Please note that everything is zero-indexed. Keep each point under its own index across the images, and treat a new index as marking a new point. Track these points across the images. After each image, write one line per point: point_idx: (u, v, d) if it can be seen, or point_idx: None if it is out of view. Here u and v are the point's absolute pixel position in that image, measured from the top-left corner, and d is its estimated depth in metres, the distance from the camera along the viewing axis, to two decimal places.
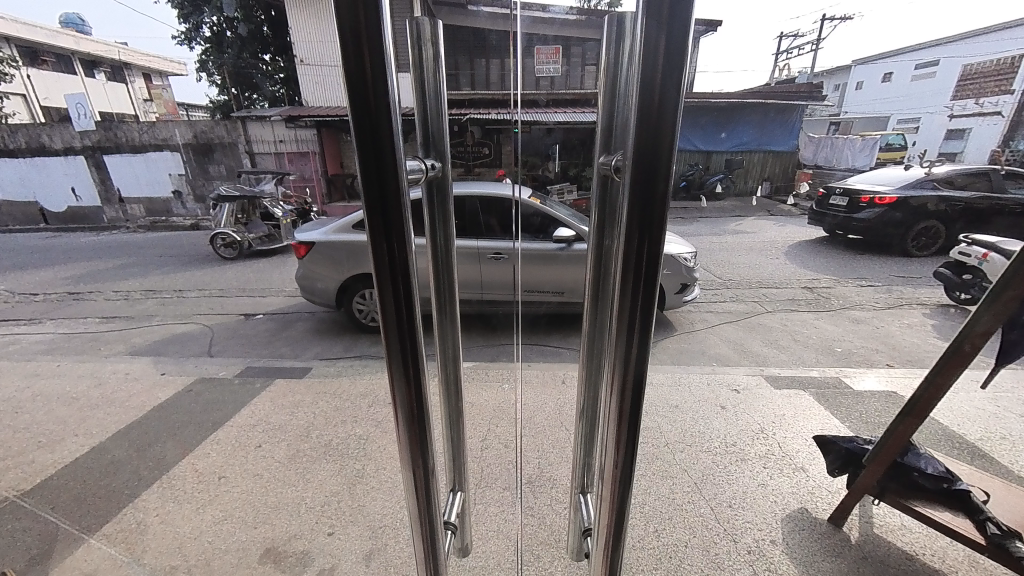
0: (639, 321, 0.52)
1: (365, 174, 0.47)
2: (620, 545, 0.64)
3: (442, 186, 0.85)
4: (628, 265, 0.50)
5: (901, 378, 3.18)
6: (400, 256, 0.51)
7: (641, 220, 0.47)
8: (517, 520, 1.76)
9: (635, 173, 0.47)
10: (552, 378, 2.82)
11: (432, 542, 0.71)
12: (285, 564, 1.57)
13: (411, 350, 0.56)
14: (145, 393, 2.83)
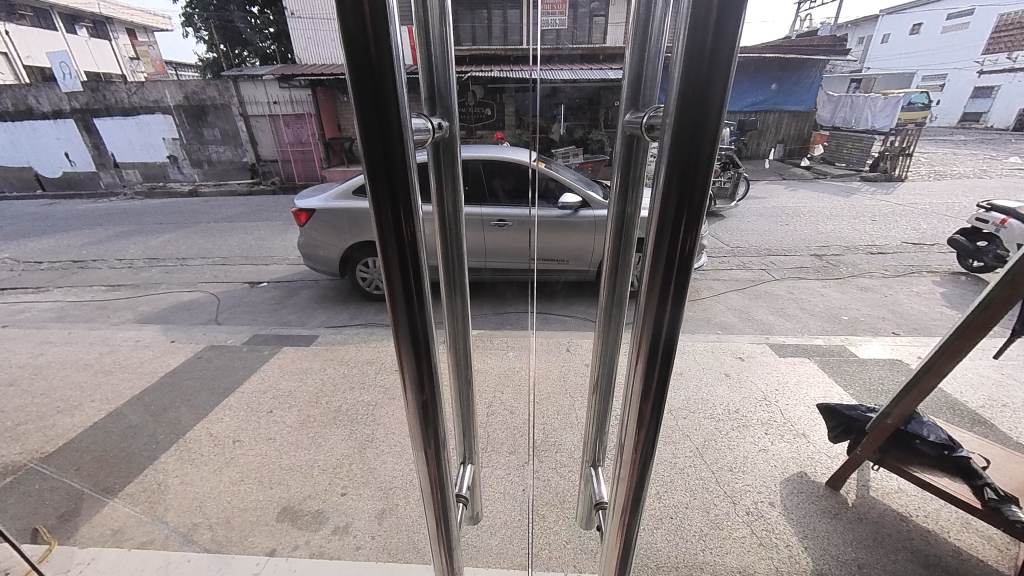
0: (671, 298, 0.48)
1: (365, 135, 0.42)
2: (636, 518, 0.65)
3: (449, 149, 0.79)
4: (661, 238, 0.46)
5: (906, 346, 3.18)
6: (406, 226, 0.47)
7: (681, 189, 0.43)
8: (523, 483, 1.82)
9: (679, 131, 0.41)
10: (557, 346, 2.84)
11: (443, 511, 0.72)
12: (302, 522, 1.65)
13: (419, 325, 0.53)
14: (156, 359, 2.88)
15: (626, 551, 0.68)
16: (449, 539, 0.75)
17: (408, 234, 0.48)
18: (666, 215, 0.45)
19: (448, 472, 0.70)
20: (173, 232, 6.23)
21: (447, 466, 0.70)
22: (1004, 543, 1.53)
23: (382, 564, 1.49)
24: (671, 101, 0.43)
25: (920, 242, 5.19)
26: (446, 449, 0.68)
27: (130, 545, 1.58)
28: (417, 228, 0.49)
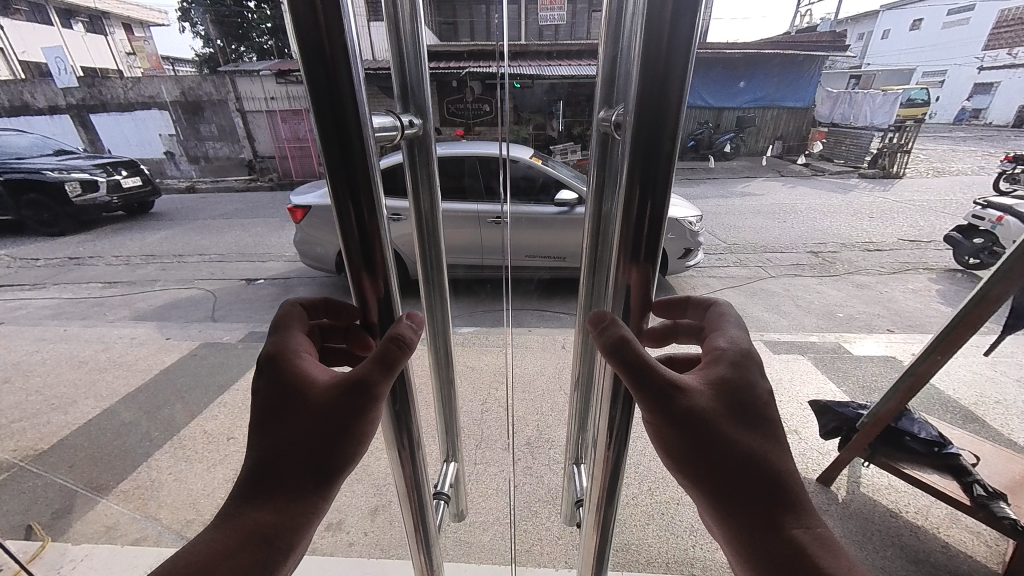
0: (635, 281, 0.51)
1: (324, 133, 0.46)
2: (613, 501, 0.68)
3: (424, 152, 0.79)
4: (622, 230, 0.49)
5: (901, 343, 3.20)
6: (368, 216, 0.51)
7: (641, 179, 0.44)
8: (516, 479, 1.83)
9: (638, 127, 0.43)
10: (552, 344, 2.86)
11: (420, 504, 0.76)
12: None
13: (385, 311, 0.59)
14: (152, 357, 2.88)
15: (603, 538, 0.73)
16: (425, 528, 0.79)
17: (371, 223, 0.52)
18: (630, 206, 0.47)
19: (425, 469, 0.74)
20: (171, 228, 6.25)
21: (424, 462, 0.73)
22: (994, 539, 1.54)
23: (373, 560, 1.50)
24: (630, 98, 0.44)
25: (916, 239, 5.21)
26: (421, 441, 0.71)
27: (123, 541, 1.59)
28: (380, 219, 0.53)
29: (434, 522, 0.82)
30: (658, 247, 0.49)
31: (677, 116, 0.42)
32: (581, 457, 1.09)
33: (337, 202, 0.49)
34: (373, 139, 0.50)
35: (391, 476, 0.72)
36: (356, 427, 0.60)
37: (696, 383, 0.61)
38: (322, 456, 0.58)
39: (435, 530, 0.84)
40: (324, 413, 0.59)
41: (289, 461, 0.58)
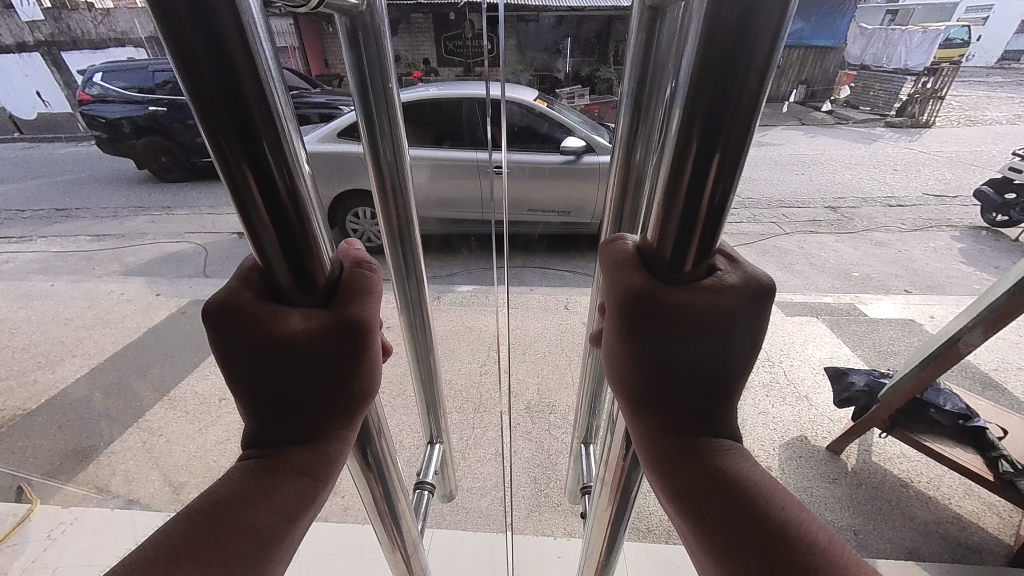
0: (698, 236, 0.49)
1: (189, 61, 0.38)
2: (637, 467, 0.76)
3: (381, 95, 0.72)
4: (678, 187, 0.46)
5: (918, 305, 3.07)
6: (282, 176, 0.46)
7: (707, 126, 0.41)
8: (516, 443, 1.79)
9: (710, 68, 0.39)
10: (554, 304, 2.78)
11: (387, 489, 0.85)
12: None
13: (315, 282, 0.55)
14: (139, 314, 2.79)
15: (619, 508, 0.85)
16: (389, 500, 0.87)
17: (286, 182, 0.46)
18: (686, 155, 0.44)
19: (387, 457, 0.82)
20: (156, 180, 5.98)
21: (385, 452, 0.81)
22: (1007, 511, 1.50)
23: (368, 526, 1.49)
24: (698, 31, 0.39)
25: (942, 192, 4.91)
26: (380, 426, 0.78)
27: (114, 504, 1.58)
28: (298, 172, 0.48)
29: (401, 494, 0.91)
30: (724, 199, 0.47)
31: (770, 47, 0.38)
32: (590, 439, 1.09)
33: (221, 156, 0.43)
34: (279, 87, 0.44)
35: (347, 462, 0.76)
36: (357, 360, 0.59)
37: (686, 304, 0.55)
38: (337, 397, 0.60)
39: (404, 509, 0.95)
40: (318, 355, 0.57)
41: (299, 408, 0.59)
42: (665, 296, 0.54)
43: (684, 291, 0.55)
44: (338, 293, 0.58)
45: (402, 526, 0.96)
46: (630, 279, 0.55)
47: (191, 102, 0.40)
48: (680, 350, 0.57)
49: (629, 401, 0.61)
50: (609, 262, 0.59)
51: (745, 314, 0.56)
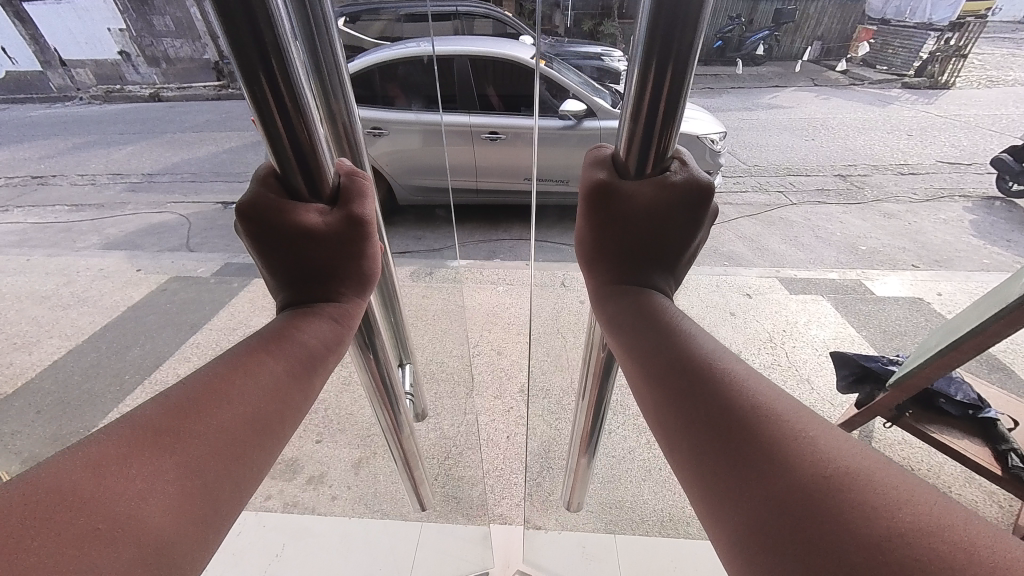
0: (653, 152, 0.63)
1: (226, 15, 0.50)
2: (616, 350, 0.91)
3: (326, 46, 0.76)
4: (638, 115, 0.59)
5: (926, 281, 2.96)
6: (295, 111, 0.59)
7: (660, 55, 0.53)
8: (508, 430, 1.74)
9: (658, 16, 0.50)
10: (551, 281, 2.74)
11: (383, 377, 1.03)
12: (275, 470, 1.60)
13: (319, 183, 0.69)
14: (118, 291, 2.68)
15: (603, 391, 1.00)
16: (387, 386, 1.06)
17: (297, 116, 0.60)
18: (646, 88, 0.56)
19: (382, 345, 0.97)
20: (136, 147, 5.73)
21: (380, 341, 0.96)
22: (1007, 499, 1.48)
23: (357, 518, 1.47)
24: None
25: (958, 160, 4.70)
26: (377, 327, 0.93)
27: None
28: (305, 106, 0.61)
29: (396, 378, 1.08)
30: (672, 134, 0.62)
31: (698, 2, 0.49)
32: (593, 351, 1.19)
33: (249, 80, 0.56)
34: (286, 25, 0.55)
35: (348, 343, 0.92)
36: (359, 242, 0.75)
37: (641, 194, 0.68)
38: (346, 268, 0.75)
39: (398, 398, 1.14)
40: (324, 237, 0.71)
41: (311, 279, 0.74)
42: (621, 189, 0.68)
43: (634, 181, 0.67)
44: (340, 199, 0.73)
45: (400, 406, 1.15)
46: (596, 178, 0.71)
47: (230, 48, 0.53)
48: (619, 231, 0.72)
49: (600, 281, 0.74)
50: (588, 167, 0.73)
51: (679, 202, 0.70)
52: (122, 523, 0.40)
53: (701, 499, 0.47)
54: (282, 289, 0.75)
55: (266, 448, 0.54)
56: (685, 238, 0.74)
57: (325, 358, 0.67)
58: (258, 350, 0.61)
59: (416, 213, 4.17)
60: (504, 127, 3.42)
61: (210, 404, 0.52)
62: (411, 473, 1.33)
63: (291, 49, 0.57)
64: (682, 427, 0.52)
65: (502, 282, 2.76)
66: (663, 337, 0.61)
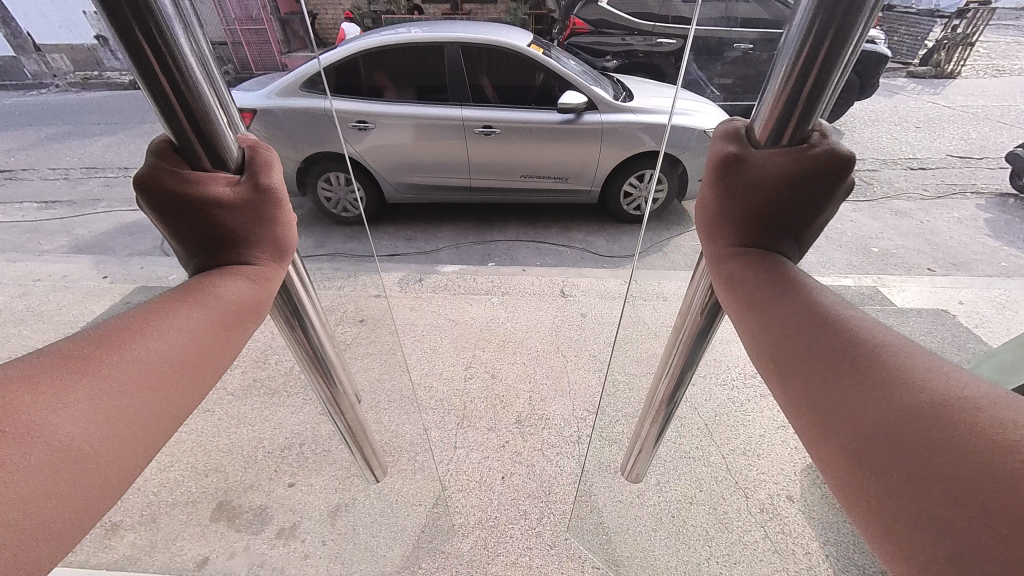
0: (796, 120, 0.64)
1: None
2: (717, 316, 0.93)
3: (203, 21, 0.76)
4: (792, 81, 0.61)
5: (947, 287, 2.78)
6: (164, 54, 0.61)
7: (830, 17, 0.56)
8: (502, 468, 1.56)
9: None
10: (549, 290, 2.58)
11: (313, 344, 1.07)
12: (240, 521, 1.43)
13: (216, 150, 0.69)
14: (79, 304, 2.47)
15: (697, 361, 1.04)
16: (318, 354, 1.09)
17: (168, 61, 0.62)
18: (809, 51, 0.59)
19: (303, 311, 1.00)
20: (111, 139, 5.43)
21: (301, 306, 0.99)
22: None
23: None
24: None
25: None
26: (302, 303, 1.00)
27: None
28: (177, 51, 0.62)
29: (333, 357, 1.14)
30: (818, 105, 0.63)
31: None
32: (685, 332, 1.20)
33: (112, 15, 0.57)
34: None
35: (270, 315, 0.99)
36: (273, 210, 0.74)
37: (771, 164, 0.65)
38: (262, 232, 0.72)
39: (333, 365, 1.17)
40: (235, 201, 0.69)
41: (221, 242, 0.70)
42: (751, 161, 0.66)
43: (768, 149, 0.66)
44: (245, 168, 0.72)
45: (336, 386, 1.20)
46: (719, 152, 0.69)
47: None
48: (749, 197, 0.67)
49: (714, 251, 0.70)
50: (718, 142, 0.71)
51: (827, 170, 0.63)
52: (10, 462, 0.40)
53: (839, 439, 0.45)
54: (188, 256, 0.71)
55: (169, 399, 0.55)
56: (832, 209, 0.67)
57: (239, 318, 0.66)
58: (159, 310, 0.60)
59: (406, 213, 3.94)
60: (499, 120, 3.30)
61: (100, 362, 0.51)
62: (360, 447, 1.37)
63: (182, 43, 0.62)
64: (821, 374, 0.50)
65: (496, 292, 2.57)
66: (796, 301, 0.58)
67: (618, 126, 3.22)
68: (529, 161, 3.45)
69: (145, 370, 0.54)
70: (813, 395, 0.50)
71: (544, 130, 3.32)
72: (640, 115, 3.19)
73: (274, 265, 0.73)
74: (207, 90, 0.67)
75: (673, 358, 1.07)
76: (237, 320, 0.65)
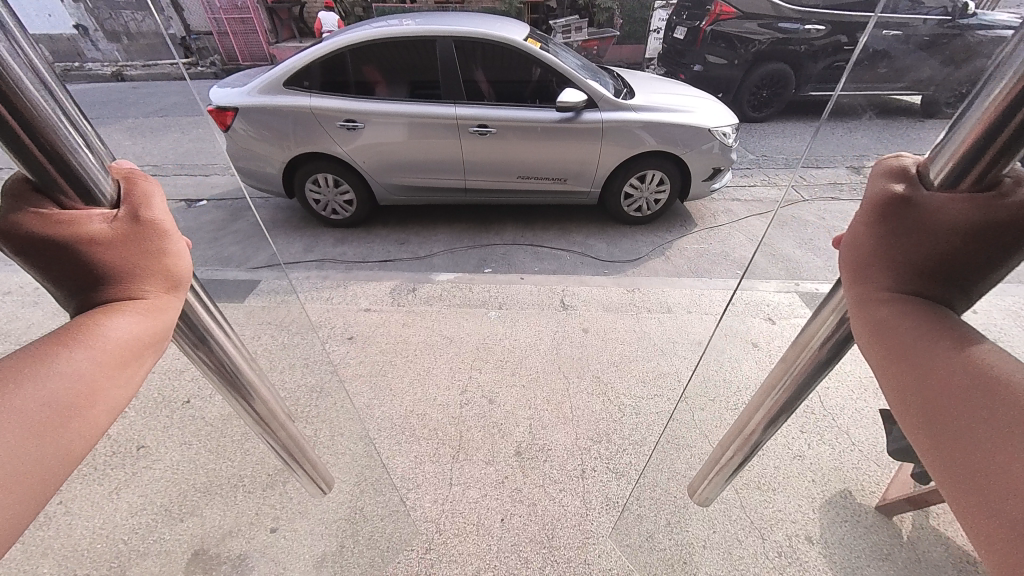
0: (989, 158, 0.57)
1: None
2: (837, 355, 0.85)
3: None
4: (995, 124, 0.55)
5: None
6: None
7: None
8: (501, 508, 1.45)
9: None
10: (549, 301, 2.48)
11: (227, 367, 0.98)
12: (217, 572, 1.32)
13: (83, 183, 0.61)
14: (51, 322, 2.34)
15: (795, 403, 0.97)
16: (232, 374, 0.99)
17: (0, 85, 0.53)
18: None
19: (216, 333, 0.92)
20: None
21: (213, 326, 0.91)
22: None
23: None
24: None
25: None
26: (210, 327, 0.90)
27: None
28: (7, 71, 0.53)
29: (250, 373, 1.04)
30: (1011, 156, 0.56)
31: None
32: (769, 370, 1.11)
33: None
34: None
35: (171, 342, 0.88)
36: (163, 242, 0.68)
37: (952, 207, 0.58)
38: (149, 264, 0.66)
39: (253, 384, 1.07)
40: (108, 235, 0.62)
41: (96, 281, 0.63)
42: (926, 202, 0.59)
43: (943, 192, 0.59)
44: (124, 201, 0.66)
45: (254, 402, 1.09)
46: (882, 186, 0.63)
47: None
48: (916, 242, 0.59)
49: (851, 293, 0.64)
50: (882, 176, 0.64)
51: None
52: None
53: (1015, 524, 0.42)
54: (64, 297, 0.64)
55: (49, 449, 0.52)
56: (1012, 263, 0.59)
57: (132, 355, 0.61)
58: (27, 359, 0.54)
59: (399, 215, 3.79)
60: (494, 118, 3.11)
61: None
62: (301, 468, 1.31)
63: (9, 60, 0.53)
64: (1000, 450, 0.45)
65: (493, 305, 2.44)
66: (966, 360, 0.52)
67: (617, 126, 3.14)
68: (525, 162, 3.25)
69: (13, 426, 0.49)
70: (992, 471, 0.45)
71: (542, 129, 3.13)
72: (642, 113, 3.18)
73: (167, 295, 0.68)
74: (58, 117, 0.59)
75: (771, 391, 0.99)
76: (129, 358, 0.61)
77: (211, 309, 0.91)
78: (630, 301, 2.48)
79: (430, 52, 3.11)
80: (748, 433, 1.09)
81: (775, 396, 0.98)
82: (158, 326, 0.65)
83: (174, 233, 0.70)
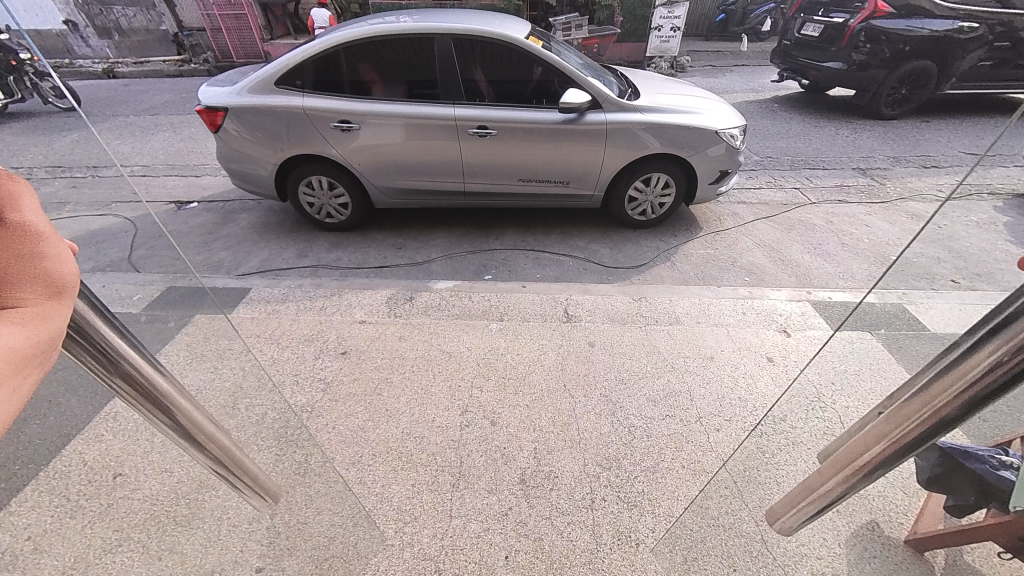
0: None
1: None
2: (992, 398, 0.74)
3: None
4: None
5: None
6: None
7: None
8: (502, 543, 1.35)
9: None
10: (552, 311, 2.38)
11: (138, 382, 0.88)
12: None
13: None
14: None
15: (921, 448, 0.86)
16: (147, 388, 0.89)
17: None
18: None
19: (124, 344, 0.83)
20: None
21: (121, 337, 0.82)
22: None
23: None
24: None
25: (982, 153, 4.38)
26: (115, 339, 0.81)
27: None
28: None
29: (169, 386, 0.94)
30: None
31: None
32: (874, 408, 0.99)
33: None
34: None
35: (68, 354, 0.79)
36: (41, 245, 0.60)
37: None
38: (22, 267, 0.57)
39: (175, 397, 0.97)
40: None
41: None
42: None
43: None
44: None
45: (176, 417, 0.98)
46: None
47: None
48: None
49: None
50: None
51: None
52: None
53: None
54: None
55: None
56: None
57: (21, 365, 0.53)
58: None
59: (395, 219, 3.67)
60: (494, 119, 3.00)
61: None
62: (238, 481, 1.22)
63: None
64: None
65: (494, 316, 2.34)
66: None
67: (622, 127, 3.03)
68: (526, 164, 3.14)
69: None
70: None
71: (544, 131, 3.02)
72: (647, 114, 3.07)
73: (54, 301, 0.59)
74: None
75: (893, 426, 0.87)
76: (17, 368, 0.53)
77: (113, 320, 0.82)
78: (637, 311, 2.39)
79: (428, 50, 2.99)
80: (854, 467, 0.96)
81: (899, 432, 0.85)
82: (40, 332, 0.56)
83: (50, 237, 0.62)
